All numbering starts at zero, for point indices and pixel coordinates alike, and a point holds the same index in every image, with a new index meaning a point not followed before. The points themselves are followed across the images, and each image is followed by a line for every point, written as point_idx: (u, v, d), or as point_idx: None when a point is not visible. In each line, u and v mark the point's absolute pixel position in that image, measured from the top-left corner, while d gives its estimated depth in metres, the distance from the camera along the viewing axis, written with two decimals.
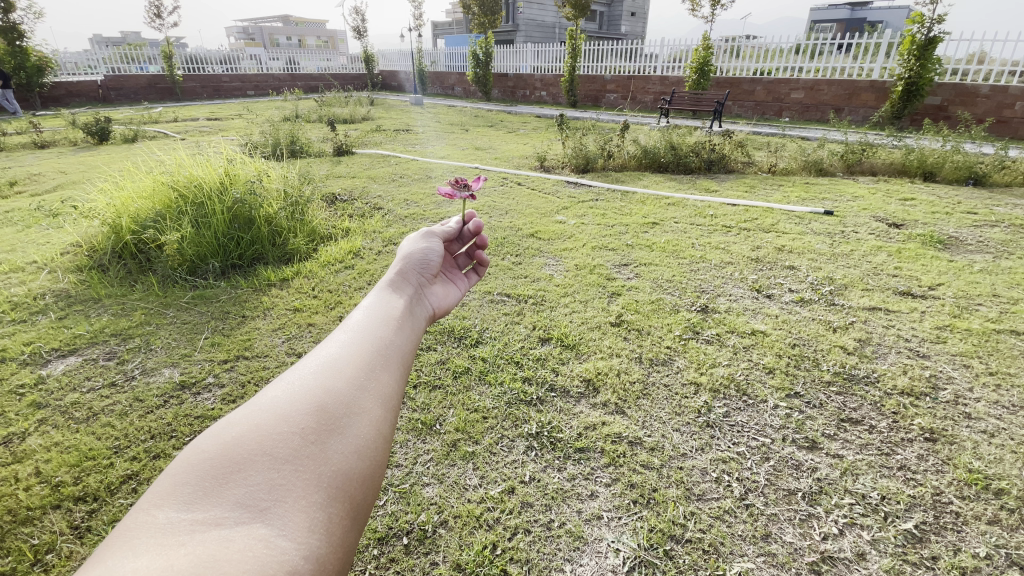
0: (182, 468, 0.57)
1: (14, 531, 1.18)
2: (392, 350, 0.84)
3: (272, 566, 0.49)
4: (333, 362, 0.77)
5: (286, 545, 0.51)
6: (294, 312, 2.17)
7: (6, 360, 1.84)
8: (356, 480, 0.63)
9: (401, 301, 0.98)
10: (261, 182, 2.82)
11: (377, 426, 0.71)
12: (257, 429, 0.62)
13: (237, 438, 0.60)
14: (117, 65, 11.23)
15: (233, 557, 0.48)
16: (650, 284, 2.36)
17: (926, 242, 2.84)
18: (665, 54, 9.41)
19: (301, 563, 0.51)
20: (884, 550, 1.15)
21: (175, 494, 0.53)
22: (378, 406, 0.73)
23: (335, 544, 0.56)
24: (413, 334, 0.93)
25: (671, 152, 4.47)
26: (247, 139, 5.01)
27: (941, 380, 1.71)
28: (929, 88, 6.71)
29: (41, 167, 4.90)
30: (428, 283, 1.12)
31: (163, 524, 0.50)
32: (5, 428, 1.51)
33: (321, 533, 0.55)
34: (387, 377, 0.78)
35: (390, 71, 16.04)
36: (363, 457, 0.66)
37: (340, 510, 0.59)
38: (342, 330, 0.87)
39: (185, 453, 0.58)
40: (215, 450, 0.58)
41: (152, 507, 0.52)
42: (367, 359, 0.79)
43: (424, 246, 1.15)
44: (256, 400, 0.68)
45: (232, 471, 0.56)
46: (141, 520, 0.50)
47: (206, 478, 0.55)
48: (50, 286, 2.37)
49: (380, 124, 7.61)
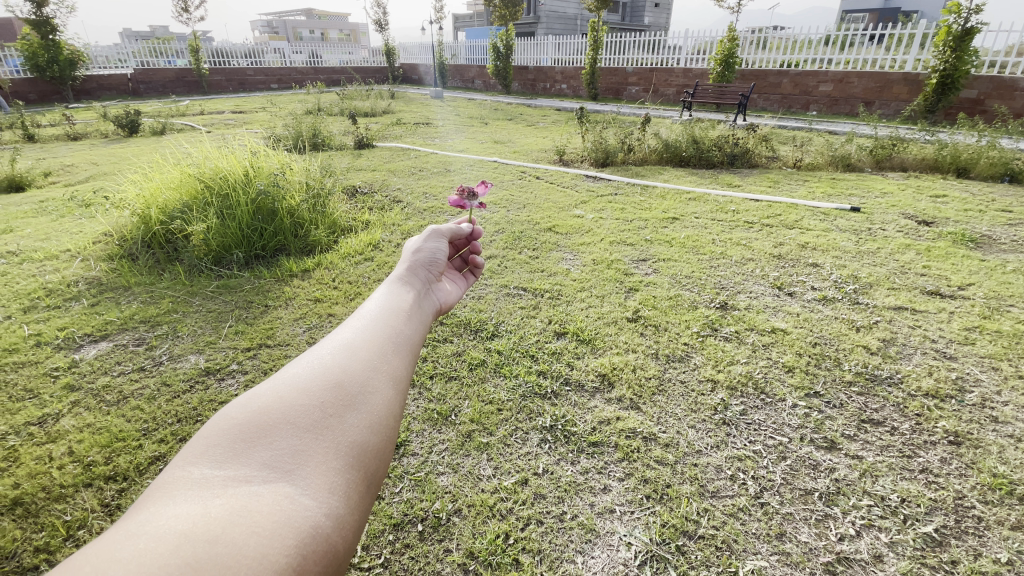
0: (212, 431, 0.59)
1: (48, 508, 1.24)
2: (403, 337, 0.86)
3: (299, 520, 0.51)
4: (349, 345, 0.79)
5: (309, 503, 0.53)
6: (315, 302, 2.22)
7: (42, 344, 1.92)
8: (372, 453, 0.65)
9: (411, 294, 1.00)
10: (284, 174, 2.87)
11: (391, 404, 0.72)
12: (280, 399, 0.64)
13: (264, 407, 0.63)
14: (146, 59, 11.55)
15: (262, 511, 0.50)
16: (669, 280, 2.35)
17: (957, 241, 2.75)
18: (689, 46, 9.25)
19: (323, 521, 0.53)
20: (902, 552, 1.13)
21: (206, 454, 0.56)
22: (391, 386, 0.74)
23: (354, 508, 0.58)
24: (422, 324, 0.95)
25: (693, 146, 4.40)
26: (271, 132, 5.10)
27: (968, 382, 1.67)
28: (965, 81, 6.46)
29: (74, 159, 5.07)
30: (435, 280, 1.14)
31: (196, 478, 0.53)
32: (41, 409, 1.58)
33: (341, 496, 0.57)
34: (400, 361, 0.80)
35: (410, 64, 16.09)
36: (377, 431, 0.68)
37: (358, 477, 0.61)
38: (355, 318, 0.89)
39: (215, 417, 0.61)
40: (242, 416, 0.61)
41: (187, 463, 0.55)
42: (381, 343, 0.81)
43: (432, 245, 1.17)
44: (278, 375, 0.70)
45: (258, 434, 0.59)
46: (176, 474, 0.53)
47: (236, 441, 0.58)
48: (83, 274, 2.46)
49: (401, 117, 7.66)
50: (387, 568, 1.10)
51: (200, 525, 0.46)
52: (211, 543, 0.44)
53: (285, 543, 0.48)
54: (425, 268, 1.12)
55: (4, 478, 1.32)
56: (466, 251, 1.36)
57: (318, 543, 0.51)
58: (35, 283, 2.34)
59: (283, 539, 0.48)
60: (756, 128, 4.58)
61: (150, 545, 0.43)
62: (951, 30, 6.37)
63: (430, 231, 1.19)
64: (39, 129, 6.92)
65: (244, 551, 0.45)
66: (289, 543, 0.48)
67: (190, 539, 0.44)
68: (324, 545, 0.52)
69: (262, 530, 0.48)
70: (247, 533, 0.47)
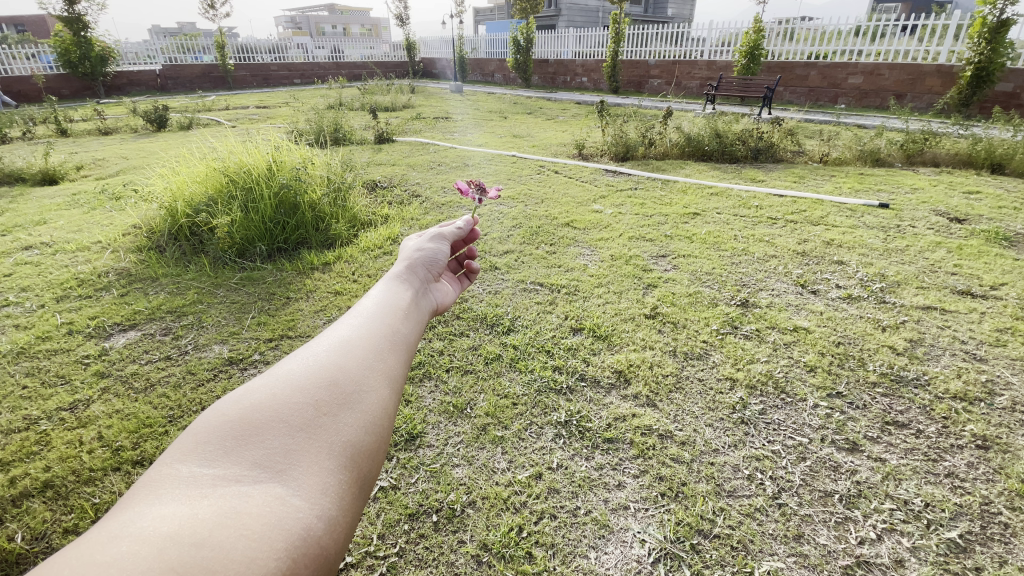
0: (202, 428, 0.60)
1: (78, 490, 1.29)
2: (399, 336, 0.87)
3: (290, 523, 0.52)
4: (345, 342, 0.80)
5: (300, 504, 0.55)
6: (335, 295, 2.25)
7: (74, 332, 1.99)
8: (365, 453, 0.66)
9: (408, 293, 1.01)
10: (306, 169, 2.91)
11: (385, 403, 0.73)
12: (272, 397, 0.66)
13: (256, 405, 0.64)
14: (174, 55, 11.83)
15: (252, 513, 0.51)
16: (689, 276, 2.32)
17: (991, 239, 2.65)
18: (713, 38, 9.07)
19: (314, 522, 0.54)
20: (924, 558, 1.11)
21: (197, 451, 0.57)
22: (386, 385, 0.75)
23: (345, 509, 0.59)
24: (418, 324, 0.96)
25: (716, 140, 4.32)
26: (294, 126, 5.18)
27: (999, 386, 1.61)
28: (1001, 73, 6.20)
29: (105, 153, 5.22)
30: (434, 279, 1.14)
31: (186, 476, 0.54)
32: (73, 394, 1.64)
33: (333, 497, 0.58)
34: (395, 359, 0.81)
35: (430, 58, 16.13)
36: (370, 431, 0.69)
37: (349, 478, 0.62)
38: (352, 314, 0.90)
39: (206, 413, 0.62)
40: (234, 414, 0.62)
41: (177, 460, 0.56)
42: (377, 342, 0.82)
43: (432, 244, 1.18)
44: (272, 371, 0.72)
45: (249, 433, 0.60)
46: (166, 471, 0.54)
47: (227, 439, 0.59)
48: (113, 265, 2.54)
49: (420, 111, 7.69)
50: (402, 557, 1.12)
51: (187, 527, 0.47)
52: (198, 545, 0.46)
53: (275, 546, 0.49)
54: (424, 266, 1.12)
55: (37, 461, 1.38)
56: (464, 252, 1.37)
57: (308, 546, 0.52)
58: (67, 274, 2.43)
59: (272, 541, 0.49)
60: (782, 122, 4.47)
61: (134, 547, 0.44)
62: (987, 21, 6.13)
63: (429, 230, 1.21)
64: (72, 124, 7.14)
65: (232, 554, 0.46)
66: (278, 546, 0.49)
67: (177, 541, 0.45)
68: (315, 547, 0.53)
69: (251, 531, 0.49)
70: (235, 536, 0.48)
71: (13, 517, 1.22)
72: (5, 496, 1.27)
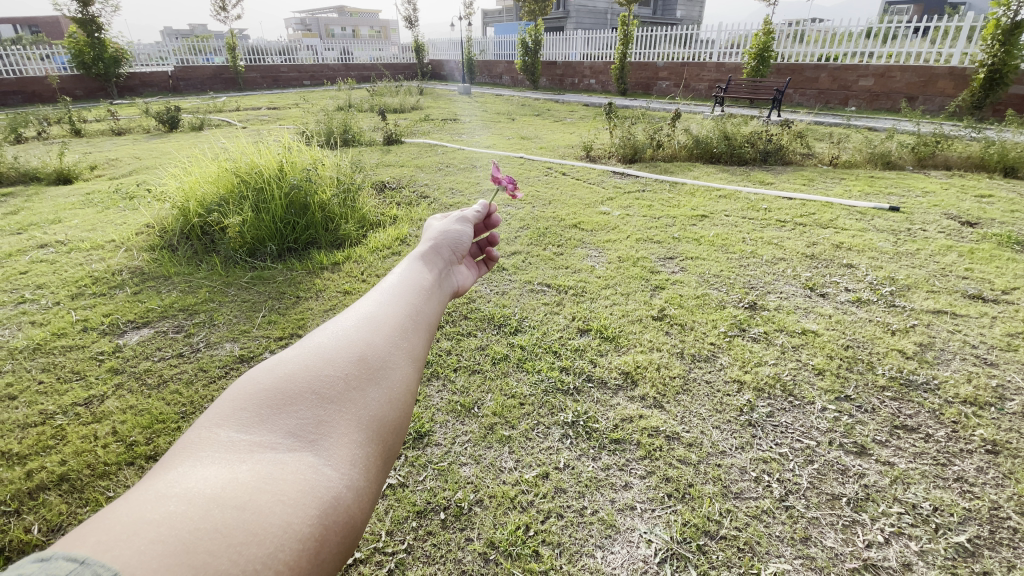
0: (239, 395, 0.62)
1: (93, 483, 1.32)
2: (422, 316, 0.88)
3: (322, 490, 0.53)
4: (372, 318, 0.81)
5: (331, 474, 0.56)
6: (343, 294, 2.27)
7: (89, 329, 2.03)
8: (389, 429, 0.67)
9: (431, 273, 1.02)
10: (316, 170, 2.95)
11: (409, 381, 0.74)
12: (304, 368, 0.67)
13: (288, 375, 0.65)
14: (185, 57, 12.02)
15: (288, 478, 0.52)
16: (696, 278, 2.32)
17: (1002, 243, 2.63)
18: (722, 40, 9.06)
19: (344, 492, 0.55)
20: (931, 562, 1.10)
21: (233, 418, 0.58)
22: (410, 363, 0.77)
23: (372, 481, 0.61)
24: (439, 305, 0.97)
25: (725, 143, 4.31)
26: (303, 127, 5.23)
27: (1010, 390, 1.60)
28: (1015, 76, 6.13)
29: (118, 153, 5.30)
30: (456, 261, 1.16)
31: (224, 441, 0.55)
32: (88, 390, 1.68)
33: (360, 469, 0.60)
34: (419, 339, 0.82)
35: (439, 60, 16.21)
36: (395, 406, 0.70)
37: (375, 452, 0.63)
38: (378, 290, 0.91)
39: (242, 381, 0.64)
40: (269, 384, 0.63)
41: (215, 424, 0.57)
42: (402, 319, 0.83)
43: (456, 226, 1.19)
44: (303, 343, 0.73)
45: (283, 401, 0.61)
46: (205, 434, 0.56)
47: (262, 407, 0.60)
48: (127, 263, 2.58)
49: (428, 113, 7.73)
50: (410, 554, 1.14)
51: (228, 490, 0.49)
52: (239, 508, 0.47)
53: (309, 513, 0.50)
54: (449, 248, 1.14)
55: (53, 454, 1.41)
56: (485, 238, 1.39)
57: (338, 514, 0.53)
58: (82, 272, 2.47)
59: (307, 507, 0.51)
60: (792, 124, 4.45)
61: (180, 507, 0.45)
62: (1000, 23, 6.08)
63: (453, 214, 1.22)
64: (86, 124, 7.26)
65: (271, 518, 0.48)
66: (312, 512, 0.51)
67: (220, 503, 0.47)
68: (344, 515, 0.54)
69: (287, 497, 0.50)
70: (273, 500, 0.49)
71: (30, 509, 1.25)
72: (22, 489, 1.29)
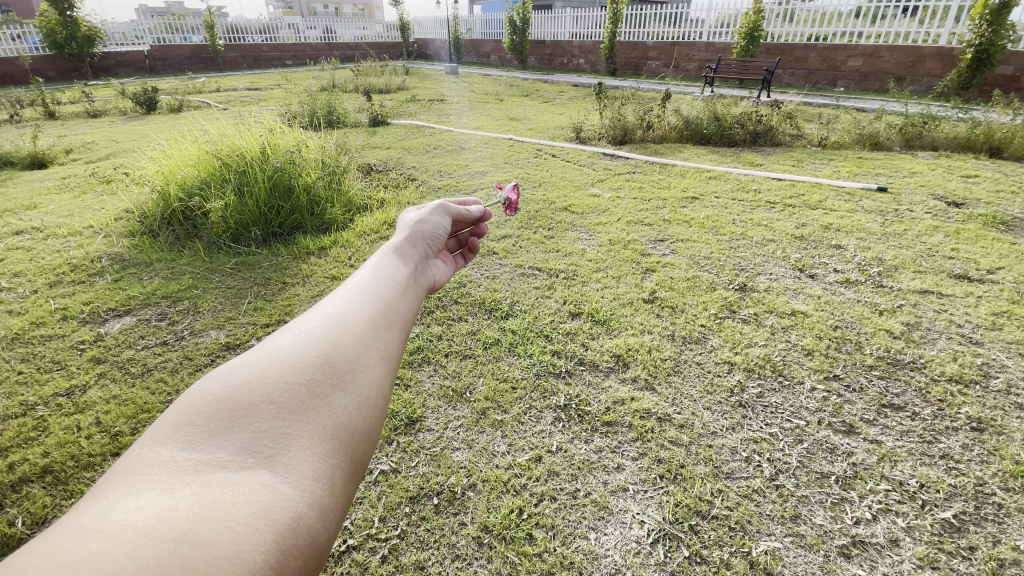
0: (187, 407, 0.56)
1: (78, 475, 1.29)
2: (396, 313, 0.83)
3: (278, 512, 0.49)
4: (340, 317, 0.76)
5: (290, 492, 0.52)
6: (331, 280, 2.24)
7: (68, 317, 1.97)
8: (357, 437, 0.63)
9: (406, 267, 0.98)
10: (300, 152, 2.88)
11: (379, 384, 0.70)
12: (262, 374, 0.62)
13: (244, 383, 0.60)
14: (162, 35, 11.60)
15: (238, 503, 0.48)
16: (687, 261, 2.31)
17: (988, 222, 2.66)
18: (712, 19, 8.97)
19: (304, 511, 0.51)
20: (919, 537, 1.13)
21: (180, 433, 0.53)
22: (381, 364, 0.73)
23: (337, 495, 0.57)
24: (415, 299, 0.93)
25: (715, 124, 4.29)
26: (287, 109, 5.10)
27: (994, 368, 1.63)
28: (1001, 56, 6.16)
29: (93, 136, 5.12)
30: (433, 255, 1.13)
31: (167, 461, 0.50)
32: (69, 380, 1.63)
33: (324, 483, 0.56)
34: (392, 337, 0.78)
35: (425, 40, 15.89)
36: (364, 413, 0.66)
37: (342, 463, 0.59)
38: (348, 286, 0.87)
39: (191, 391, 0.58)
40: (222, 394, 0.58)
41: (157, 442, 0.52)
42: (373, 318, 0.79)
43: (433, 218, 1.16)
44: (263, 345, 0.68)
45: (237, 412, 0.56)
46: (145, 454, 0.50)
47: (212, 420, 0.55)
48: (106, 250, 2.51)
49: (415, 93, 7.59)
50: (404, 539, 1.13)
51: (165, 520, 0.44)
52: (178, 541, 0.43)
53: (263, 539, 0.47)
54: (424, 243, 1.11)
55: (35, 447, 1.37)
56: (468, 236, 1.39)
57: (297, 537, 0.50)
58: (60, 259, 2.40)
59: (260, 533, 0.47)
60: (781, 105, 4.42)
61: (106, 544, 0.41)
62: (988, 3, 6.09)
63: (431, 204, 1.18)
64: (59, 106, 7.00)
65: (217, 549, 0.44)
66: (265, 539, 0.47)
67: (155, 535, 0.42)
68: (304, 536, 0.50)
69: (236, 524, 0.46)
70: (218, 528, 0.45)
71: (13, 502, 1.22)
72: (4, 482, 1.26)
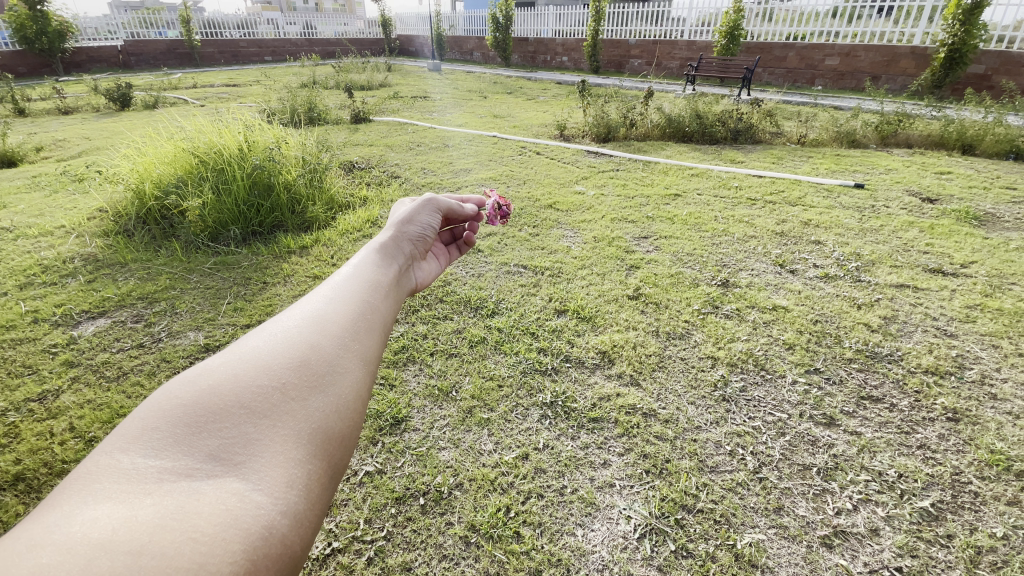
0: (152, 413, 0.54)
1: (51, 483, 1.25)
2: (376, 314, 0.82)
3: (248, 520, 0.48)
4: (318, 319, 0.74)
5: (261, 500, 0.50)
6: (313, 279, 2.20)
7: (39, 320, 1.91)
8: (334, 442, 0.62)
9: (390, 269, 0.96)
10: (280, 149, 2.83)
11: (358, 387, 0.69)
12: (234, 376, 0.60)
13: (213, 387, 0.58)
14: (136, 30, 11.34)
15: (202, 512, 0.46)
16: (670, 257, 2.33)
17: (961, 218, 2.72)
18: (693, 18, 9.07)
19: (277, 519, 0.50)
20: (898, 526, 1.15)
21: (143, 439, 0.51)
22: (360, 367, 0.71)
23: (313, 501, 0.55)
24: (396, 302, 0.91)
25: (697, 121, 4.33)
26: (266, 105, 5.01)
27: (968, 359, 1.67)
28: (973, 55, 6.33)
29: (65, 133, 4.96)
30: (417, 257, 1.11)
31: (128, 468, 0.48)
32: (41, 385, 1.58)
33: (299, 490, 0.54)
34: (372, 339, 0.77)
35: (407, 36, 15.77)
36: (341, 417, 0.65)
37: (318, 468, 0.58)
38: (328, 284, 0.85)
39: (158, 392, 0.57)
40: (190, 398, 0.56)
41: (120, 448, 0.50)
42: (353, 319, 0.77)
43: (422, 219, 1.14)
44: (237, 346, 0.66)
45: (205, 417, 0.55)
46: (104, 462, 0.48)
47: (179, 425, 0.53)
48: (79, 250, 2.43)
49: (397, 91, 7.52)
50: (389, 540, 1.12)
51: (123, 533, 0.42)
52: (136, 554, 0.41)
53: (231, 549, 0.45)
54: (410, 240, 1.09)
55: (5, 454, 1.32)
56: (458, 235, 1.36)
57: (269, 545, 0.48)
58: (30, 260, 2.32)
59: (227, 543, 0.45)
60: (761, 103, 4.48)
61: (59, 559, 0.39)
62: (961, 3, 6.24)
63: (419, 202, 1.16)
64: (29, 103, 6.77)
65: (178, 561, 0.42)
66: (234, 548, 0.45)
67: (111, 549, 0.41)
68: (277, 545, 0.49)
69: (200, 534, 0.45)
70: (181, 538, 0.43)
71: None
72: None
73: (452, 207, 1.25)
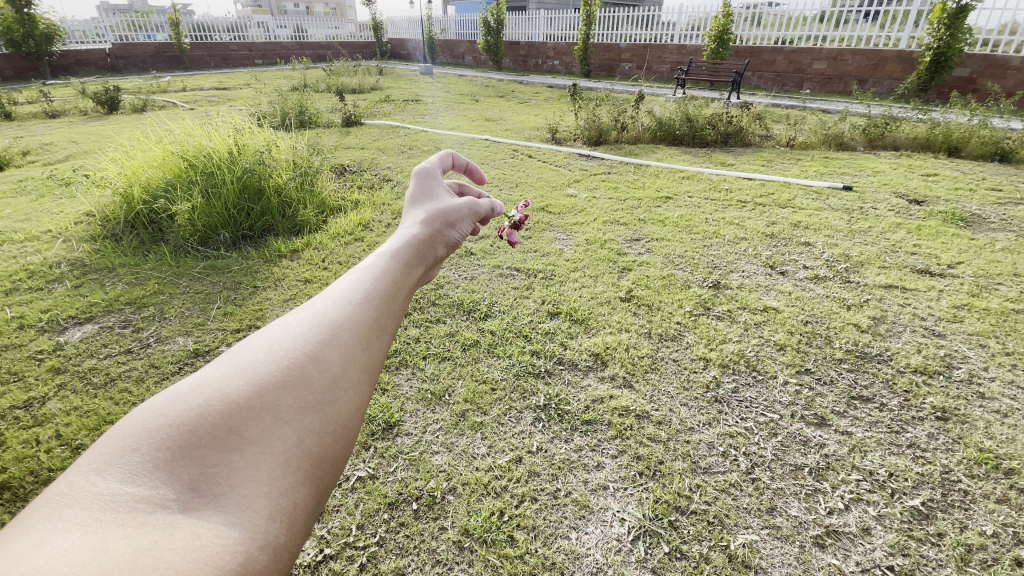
0: (135, 430, 0.47)
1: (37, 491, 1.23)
2: (390, 321, 0.72)
3: (223, 559, 0.41)
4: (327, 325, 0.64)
5: (239, 535, 0.43)
6: (305, 283, 2.18)
7: (25, 326, 1.88)
8: (327, 468, 0.55)
9: (416, 274, 0.84)
10: (270, 153, 2.81)
11: (360, 407, 0.61)
12: (226, 390, 0.52)
13: (203, 404, 0.50)
14: (124, 33, 11.26)
15: (176, 547, 0.40)
16: (662, 259, 2.34)
17: (948, 219, 2.76)
18: (683, 23, 9.15)
19: (256, 557, 0.43)
20: (889, 525, 1.16)
21: (121, 459, 0.44)
22: (364, 384, 0.63)
23: (297, 537, 0.49)
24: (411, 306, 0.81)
25: (687, 125, 4.36)
26: (257, 109, 4.98)
27: (956, 359, 1.69)
28: (957, 59, 6.43)
29: (52, 137, 4.91)
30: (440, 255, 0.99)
31: (102, 494, 0.42)
32: (26, 392, 1.55)
33: (283, 522, 0.48)
34: (382, 351, 0.67)
35: (399, 40, 15.77)
36: (338, 440, 0.57)
37: (306, 497, 0.51)
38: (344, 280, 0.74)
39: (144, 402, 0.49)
40: (178, 416, 0.48)
41: (97, 469, 0.43)
42: (365, 326, 0.67)
43: (457, 221, 1.00)
44: (233, 350, 0.57)
45: (189, 439, 0.47)
46: (77, 484, 0.42)
47: (161, 449, 0.46)
48: (66, 255, 2.40)
49: (389, 94, 7.51)
50: (382, 546, 1.11)
51: (90, 568, 0.35)
52: None
53: None
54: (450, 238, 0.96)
55: None
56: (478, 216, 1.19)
57: None
58: (15, 265, 2.28)
59: None
60: (751, 106, 4.52)
61: None
62: (946, 8, 6.34)
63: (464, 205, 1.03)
64: (16, 107, 6.69)
65: None
66: None
67: None
68: None
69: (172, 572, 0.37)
70: None
71: None
72: None
73: (488, 212, 1.12)
